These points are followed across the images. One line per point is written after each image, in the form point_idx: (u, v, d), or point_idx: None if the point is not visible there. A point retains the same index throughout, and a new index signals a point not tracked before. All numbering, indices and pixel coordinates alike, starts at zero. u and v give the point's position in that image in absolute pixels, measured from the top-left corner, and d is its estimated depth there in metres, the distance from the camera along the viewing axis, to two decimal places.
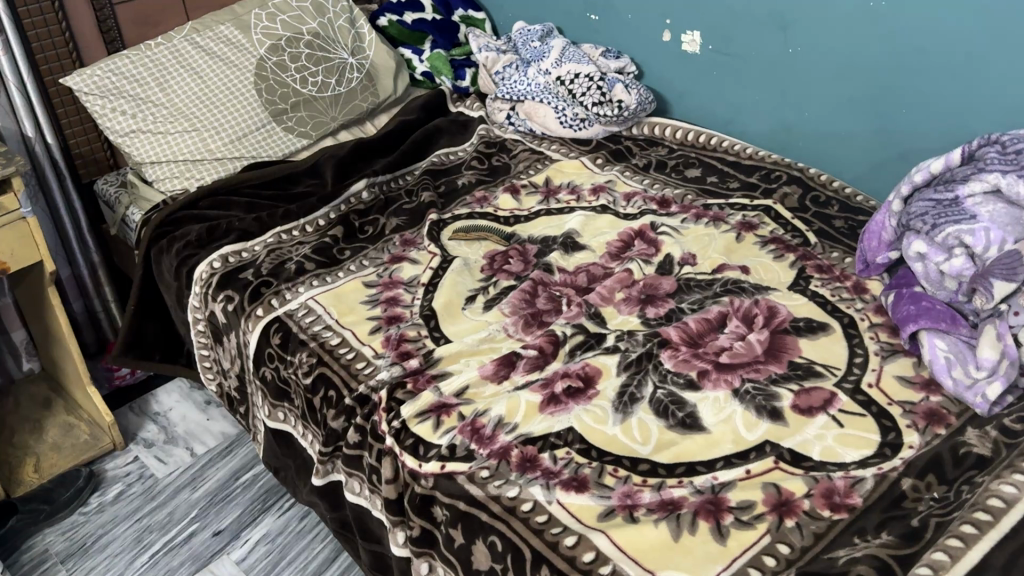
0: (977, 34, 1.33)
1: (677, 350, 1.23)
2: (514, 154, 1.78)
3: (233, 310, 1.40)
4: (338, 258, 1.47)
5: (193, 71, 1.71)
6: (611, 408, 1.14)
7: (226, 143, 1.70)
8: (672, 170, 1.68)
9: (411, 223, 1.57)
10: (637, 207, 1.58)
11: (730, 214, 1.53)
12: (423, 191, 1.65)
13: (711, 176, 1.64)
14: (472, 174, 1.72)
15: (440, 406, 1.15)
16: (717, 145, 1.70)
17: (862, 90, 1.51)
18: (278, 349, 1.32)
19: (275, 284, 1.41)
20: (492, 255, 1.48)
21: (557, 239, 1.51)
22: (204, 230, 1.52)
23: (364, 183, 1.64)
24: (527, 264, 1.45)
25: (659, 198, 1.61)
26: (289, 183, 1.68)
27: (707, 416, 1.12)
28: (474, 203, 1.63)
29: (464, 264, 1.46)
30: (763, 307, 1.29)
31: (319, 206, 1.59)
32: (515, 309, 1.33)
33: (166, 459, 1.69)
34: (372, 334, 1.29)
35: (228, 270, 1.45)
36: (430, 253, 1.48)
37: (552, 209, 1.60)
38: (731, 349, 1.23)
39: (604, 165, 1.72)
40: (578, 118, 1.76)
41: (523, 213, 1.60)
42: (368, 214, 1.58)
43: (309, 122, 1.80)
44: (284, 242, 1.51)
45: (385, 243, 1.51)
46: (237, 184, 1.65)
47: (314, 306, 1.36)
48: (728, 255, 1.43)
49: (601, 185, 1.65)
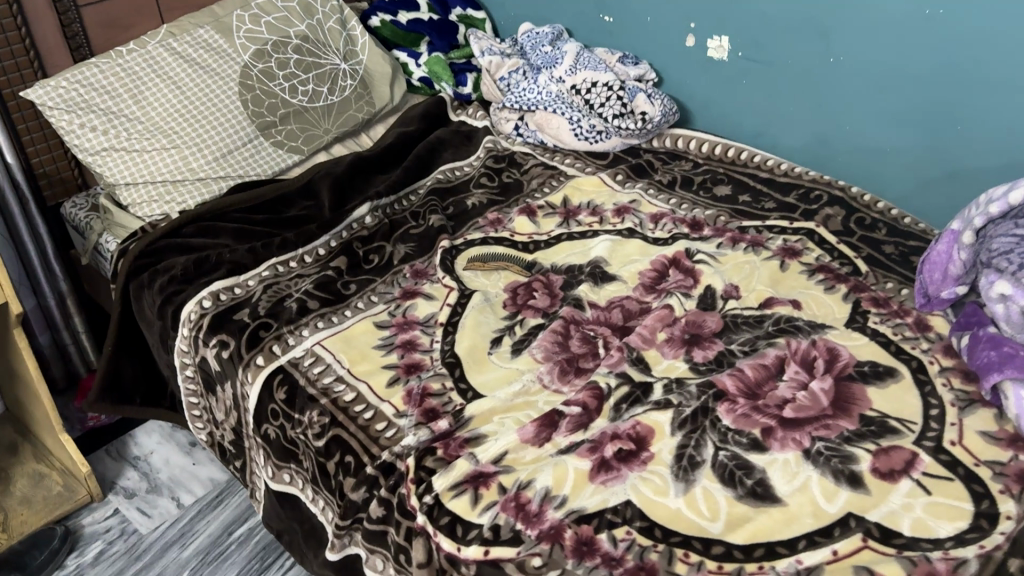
0: (1016, 40, 1.23)
1: (735, 403, 1.10)
2: (526, 169, 1.64)
3: (228, 357, 1.25)
4: (344, 293, 1.32)
5: (169, 81, 1.53)
6: (671, 476, 1.01)
7: (210, 162, 1.53)
8: (700, 187, 1.55)
9: (421, 250, 1.42)
10: (667, 231, 1.45)
11: (770, 238, 1.41)
12: (431, 213, 1.50)
13: (744, 194, 1.52)
14: (482, 192, 1.57)
15: (477, 476, 1.01)
16: (748, 160, 1.57)
17: (911, 104, 1.38)
18: (283, 405, 1.17)
19: (275, 326, 1.26)
20: (514, 288, 1.34)
21: (583, 268, 1.38)
22: (191, 263, 1.37)
23: (366, 206, 1.49)
24: (554, 298, 1.32)
25: (690, 218, 1.48)
26: (283, 207, 1.52)
27: (779, 484, 1.01)
28: (488, 226, 1.48)
29: (485, 298, 1.32)
30: (822, 349, 1.18)
31: (320, 233, 1.43)
32: (548, 354, 1.20)
33: (149, 511, 1.53)
34: (390, 388, 1.15)
35: (220, 309, 1.30)
36: (446, 286, 1.34)
37: (573, 233, 1.46)
38: (794, 401, 1.11)
39: (625, 181, 1.58)
40: (596, 129, 1.62)
41: (542, 238, 1.46)
42: (372, 240, 1.43)
43: (301, 135, 1.65)
44: (281, 275, 1.36)
45: (394, 275, 1.36)
46: (225, 207, 1.49)
47: (321, 353, 1.21)
48: (775, 287, 1.31)
49: (626, 205, 1.52)
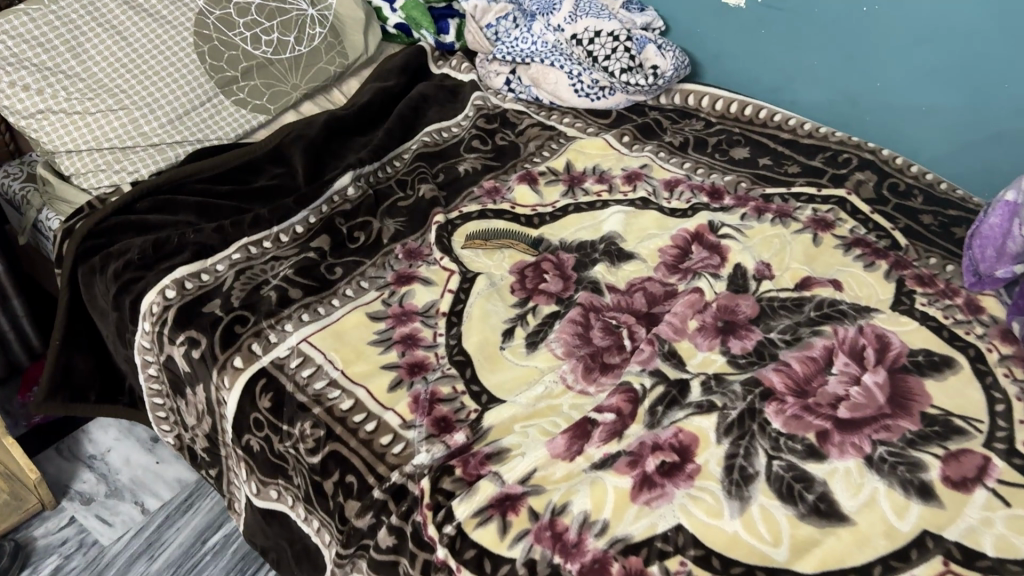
0: None
1: (784, 403, 0.99)
2: (521, 131, 1.48)
3: (198, 358, 1.08)
4: (328, 279, 1.16)
5: (112, 29, 1.34)
6: (724, 493, 0.89)
7: (164, 125, 1.34)
8: (714, 149, 1.42)
9: (413, 226, 1.26)
10: (684, 200, 1.31)
11: (798, 208, 1.29)
12: (420, 181, 1.34)
13: (765, 157, 1.39)
14: (475, 157, 1.41)
15: (503, 500, 0.88)
16: (767, 120, 1.44)
17: (952, 59, 1.25)
18: (268, 414, 1.01)
19: (252, 319, 1.10)
20: (521, 269, 1.20)
21: (596, 244, 1.24)
22: (148, 244, 1.20)
23: (349, 175, 1.32)
24: (567, 282, 1.17)
25: (709, 186, 1.34)
26: (251, 175, 1.35)
27: (844, 499, 0.89)
28: (485, 197, 1.33)
29: (490, 283, 1.17)
30: (871, 337, 1.07)
31: (297, 208, 1.26)
32: (569, 349, 1.06)
33: (110, 519, 1.37)
34: (393, 393, 1.00)
35: (186, 301, 1.13)
36: (445, 268, 1.18)
37: (581, 204, 1.32)
38: (848, 399, 1.00)
39: (632, 144, 1.43)
40: (598, 85, 1.49)
41: (547, 209, 1.31)
42: (356, 216, 1.27)
43: (265, 92, 1.45)
44: (254, 258, 1.19)
45: (385, 256, 1.21)
46: (185, 177, 1.31)
47: (310, 352, 1.05)
48: (810, 265, 1.19)
49: (637, 170, 1.37)
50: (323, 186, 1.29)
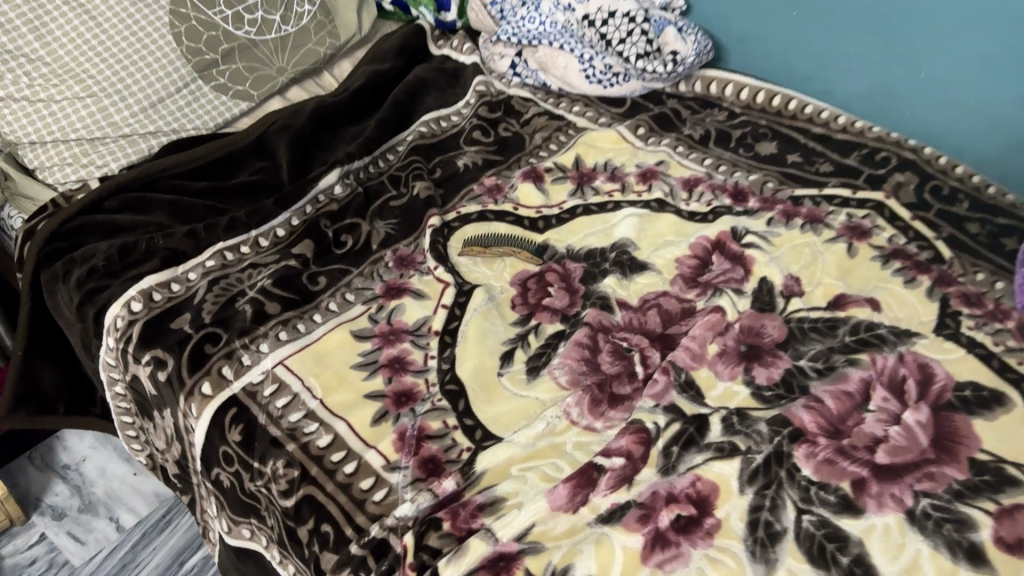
0: None
1: (815, 446, 0.88)
2: (526, 121, 1.36)
3: (165, 380, 0.98)
4: (310, 291, 1.06)
5: (80, 8, 1.21)
6: (747, 555, 0.78)
7: (136, 114, 1.23)
8: (738, 144, 1.29)
9: (406, 229, 1.15)
10: (704, 202, 1.20)
11: (830, 213, 1.17)
12: (414, 178, 1.22)
13: (794, 154, 1.26)
14: (475, 151, 1.29)
15: (496, 561, 0.77)
16: (797, 111, 1.32)
17: (1009, 48, 1.12)
18: (239, 449, 0.91)
19: (225, 337, 0.99)
20: (523, 281, 1.08)
21: (607, 252, 1.12)
22: (115, 250, 1.09)
23: (337, 172, 1.20)
24: (574, 296, 1.06)
25: (732, 186, 1.22)
26: (232, 169, 1.24)
27: (883, 563, 0.79)
28: (485, 196, 1.21)
29: (489, 296, 1.06)
30: (913, 366, 0.96)
31: (278, 210, 1.15)
32: (575, 378, 0.95)
33: (82, 537, 1.28)
34: (376, 428, 0.90)
35: (154, 315, 1.03)
36: (440, 279, 1.07)
37: (590, 205, 1.20)
38: (886, 441, 0.89)
39: (648, 137, 1.31)
40: (612, 71, 1.36)
41: (553, 211, 1.19)
42: (343, 218, 1.16)
43: (248, 76, 1.33)
44: (230, 265, 1.09)
45: (373, 264, 1.10)
46: (158, 172, 1.20)
47: (286, 377, 0.95)
48: (844, 280, 1.07)
49: (653, 167, 1.25)
50: (308, 184, 1.18)
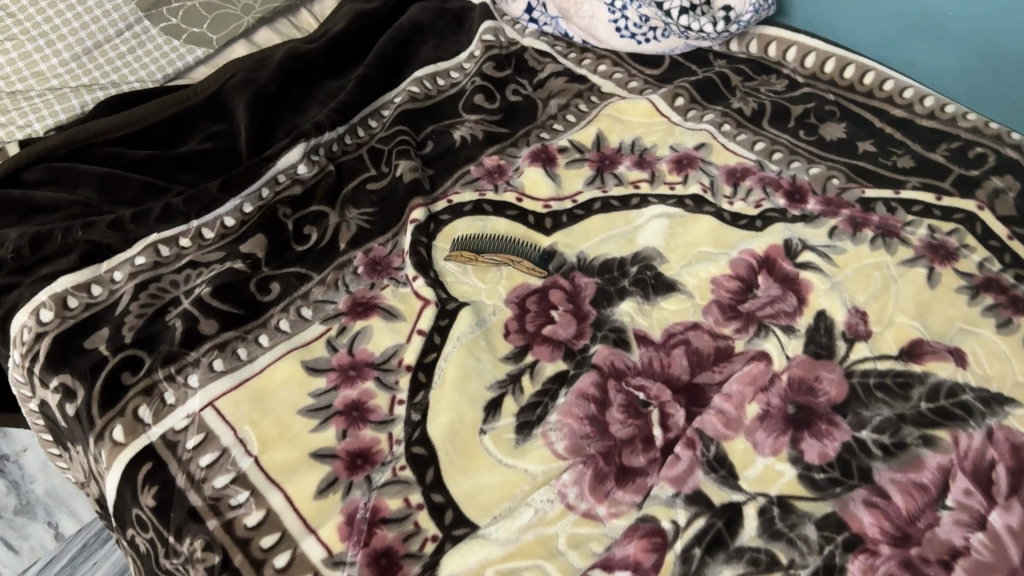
0: None
1: (875, 557, 0.68)
2: (540, 83, 1.13)
3: (74, 416, 0.80)
4: (258, 303, 0.86)
5: None
6: None
7: (66, 63, 1.03)
8: (799, 124, 1.06)
9: (382, 222, 0.95)
10: (752, 201, 0.97)
11: (907, 224, 0.94)
12: (398, 155, 1.01)
13: (866, 141, 1.04)
14: (475, 119, 1.07)
15: None
16: (875, 87, 1.07)
17: None
18: (153, 517, 0.73)
19: (147, 363, 0.81)
20: (522, 299, 0.88)
21: (626, 265, 0.92)
22: (25, 240, 0.91)
23: (302, 146, 0.99)
24: (581, 324, 0.86)
25: (788, 182, 0.99)
26: (181, 133, 1.03)
27: None
28: (484, 180, 1.00)
29: (478, 320, 0.86)
30: (1004, 450, 0.75)
31: (223, 196, 0.94)
32: (575, 442, 0.76)
33: (16, 544, 1.13)
34: (320, 503, 0.72)
35: (65, 329, 0.84)
36: (418, 294, 0.87)
37: (611, 199, 0.99)
38: (966, 554, 0.69)
39: (687, 109, 1.08)
40: (648, 23, 1.13)
41: (565, 205, 0.98)
42: (307, 206, 0.96)
43: (206, 17, 1.12)
44: (164, 264, 0.89)
45: (339, 269, 0.90)
46: (89, 137, 0.99)
47: (215, 425, 0.77)
48: (922, 318, 0.86)
49: (691, 151, 1.03)
50: (264, 163, 0.97)
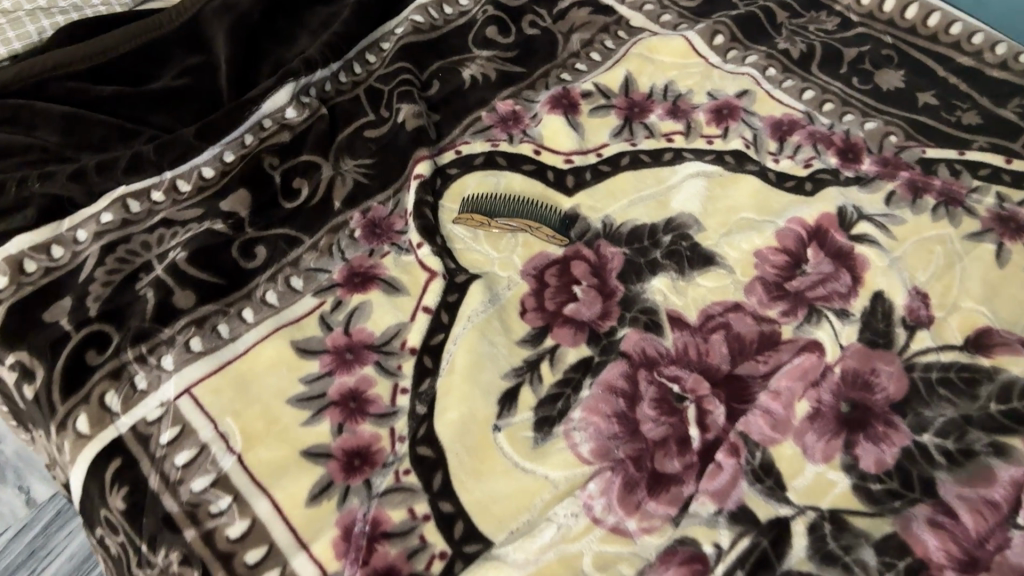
0: None
1: None
2: (561, 14, 1.00)
3: (33, 400, 0.70)
4: (241, 271, 0.76)
5: None
6: None
7: None
8: (851, 70, 0.94)
9: (382, 177, 0.84)
10: (800, 159, 0.86)
11: (974, 190, 0.84)
12: (400, 97, 0.89)
13: (928, 92, 0.92)
14: (486, 56, 0.95)
15: None
16: (940, 30, 0.96)
17: None
18: (123, 521, 0.64)
19: (115, 341, 0.71)
20: (540, 272, 0.78)
21: (658, 233, 0.81)
22: None
23: (290, 88, 0.88)
24: (607, 302, 0.76)
25: (841, 139, 0.88)
26: (155, 64, 0.90)
27: None
28: (497, 128, 0.89)
29: (491, 296, 0.76)
30: None
31: (200, 144, 0.83)
32: (602, 444, 0.67)
33: None
34: (312, 512, 0.63)
35: (22, 298, 0.74)
36: (423, 264, 0.77)
37: (641, 153, 0.88)
38: None
39: (727, 50, 0.96)
40: None
41: (589, 159, 0.87)
42: (296, 155, 0.84)
43: None
44: (134, 222, 0.78)
45: (334, 233, 0.79)
46: (45, 69, 0.86)
47: (193, 416, 0.67)
48: (990, 303, 0.76)
49: (732, 99, 0.91)
50: (247, 105, 0.85)
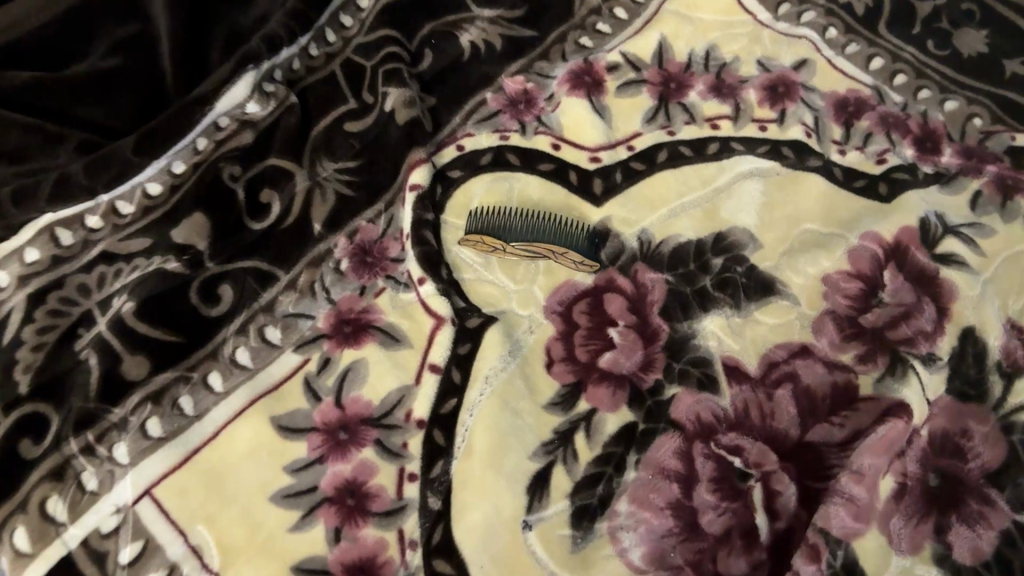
0: None
1: None
2: None
3: None
4: (204, 323, 0.62)
5: None
6: None
7: None
8: (927, 30, 0.79)
9: (370, 186, 0.69)
10: (870, 151, 0.72)
11: None
12: (386, 77, 0.72)
13: (1016, 60, 0.77)
14: (489, 15, 0.77)
15: None
16: None
17: None
18: None
19: (53, 427, 0.56)
20: (567, 309, 0.65)
21: (707, 253, 0.68)
22: None
23: (252, 77, 0.69)
24: (649, 349, 0.64)
25: (918, 124, 0.74)
26: (80, 39, 0.71)
27: None
28: (506, 115, 0.73)
29: (511, 345, 0.63)
30: None
31: (139, 160, 0.65)
32: (656, 545, 0.56)
33: None
34: None
35: None
36: (427, 308, 0.64)
37: (681, 145, 0.73)
38: None
39: (779, 3, 0.80)
40: None
41: (619, 155, 0.72)
42: (262, 159, 0.68)
43: None
44: (66, 259, 0.62)
45: (315, 267, 0.65)
46: None
47: (155, 527, 0.55)
48: None
49: (788, 72, 0.76)
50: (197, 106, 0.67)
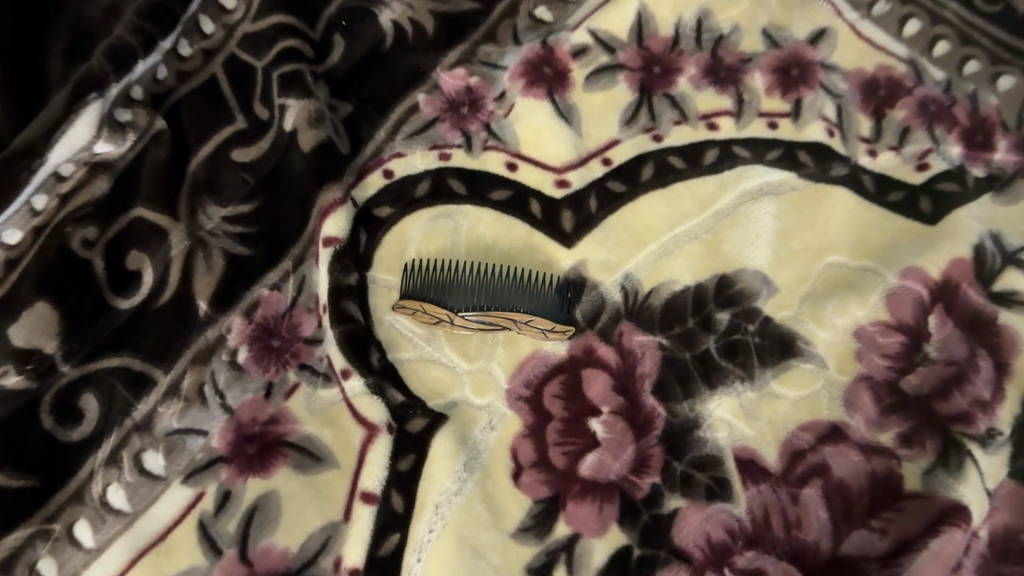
0: None
1: None
2: None
3: None
4: (61, 456, 0.45)
5: None
6: None
7: None
8: None
9: (271, 240, 0.52)
10: (907, 152, 0.57)
11: None
12: (281, 83, 0.53)
13: None
14: None
15: None
16: None
17: None
18: None
19: None
20: (536, 391, 0.52)
21: (709, 306, 0.54)
22: None
23: (96, 108, 0.47)
24: (639, 443, 0.51)
25: (966, 110, 0.57)
26: None
27: None
28: (446, 124, 0.57)
29: (467, 453, 0.50)
30: None
31: None
32: None
33: None
34: None
35: None
36: (355, 413, 0.51)
37: (669, 154, 0.57)
38: None
39: None
40: None
41: (592, 175, 0.57)
42: (124, 211, 0.48)
43: None
44: None
45: (203, 364, 0.50)
46: None
47: None
48: None
49: (802, 48, 0.59)
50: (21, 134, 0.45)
